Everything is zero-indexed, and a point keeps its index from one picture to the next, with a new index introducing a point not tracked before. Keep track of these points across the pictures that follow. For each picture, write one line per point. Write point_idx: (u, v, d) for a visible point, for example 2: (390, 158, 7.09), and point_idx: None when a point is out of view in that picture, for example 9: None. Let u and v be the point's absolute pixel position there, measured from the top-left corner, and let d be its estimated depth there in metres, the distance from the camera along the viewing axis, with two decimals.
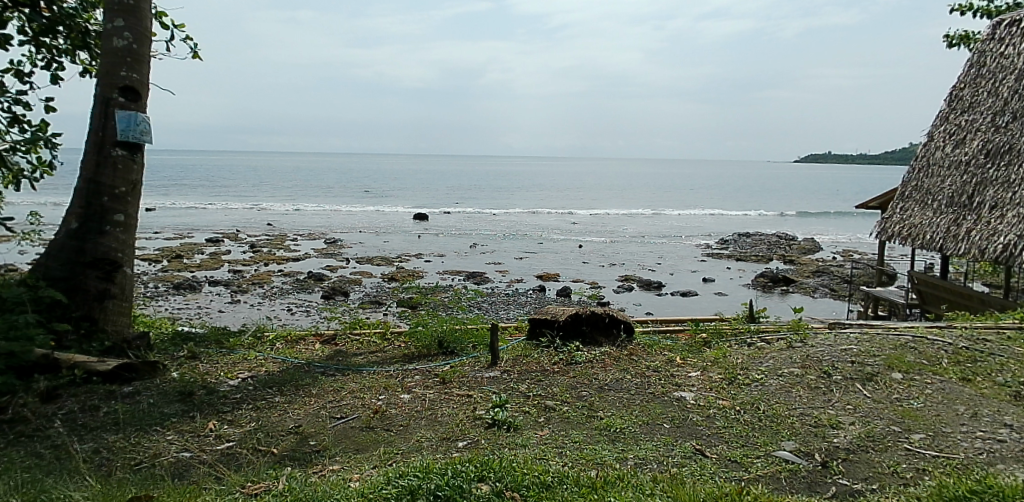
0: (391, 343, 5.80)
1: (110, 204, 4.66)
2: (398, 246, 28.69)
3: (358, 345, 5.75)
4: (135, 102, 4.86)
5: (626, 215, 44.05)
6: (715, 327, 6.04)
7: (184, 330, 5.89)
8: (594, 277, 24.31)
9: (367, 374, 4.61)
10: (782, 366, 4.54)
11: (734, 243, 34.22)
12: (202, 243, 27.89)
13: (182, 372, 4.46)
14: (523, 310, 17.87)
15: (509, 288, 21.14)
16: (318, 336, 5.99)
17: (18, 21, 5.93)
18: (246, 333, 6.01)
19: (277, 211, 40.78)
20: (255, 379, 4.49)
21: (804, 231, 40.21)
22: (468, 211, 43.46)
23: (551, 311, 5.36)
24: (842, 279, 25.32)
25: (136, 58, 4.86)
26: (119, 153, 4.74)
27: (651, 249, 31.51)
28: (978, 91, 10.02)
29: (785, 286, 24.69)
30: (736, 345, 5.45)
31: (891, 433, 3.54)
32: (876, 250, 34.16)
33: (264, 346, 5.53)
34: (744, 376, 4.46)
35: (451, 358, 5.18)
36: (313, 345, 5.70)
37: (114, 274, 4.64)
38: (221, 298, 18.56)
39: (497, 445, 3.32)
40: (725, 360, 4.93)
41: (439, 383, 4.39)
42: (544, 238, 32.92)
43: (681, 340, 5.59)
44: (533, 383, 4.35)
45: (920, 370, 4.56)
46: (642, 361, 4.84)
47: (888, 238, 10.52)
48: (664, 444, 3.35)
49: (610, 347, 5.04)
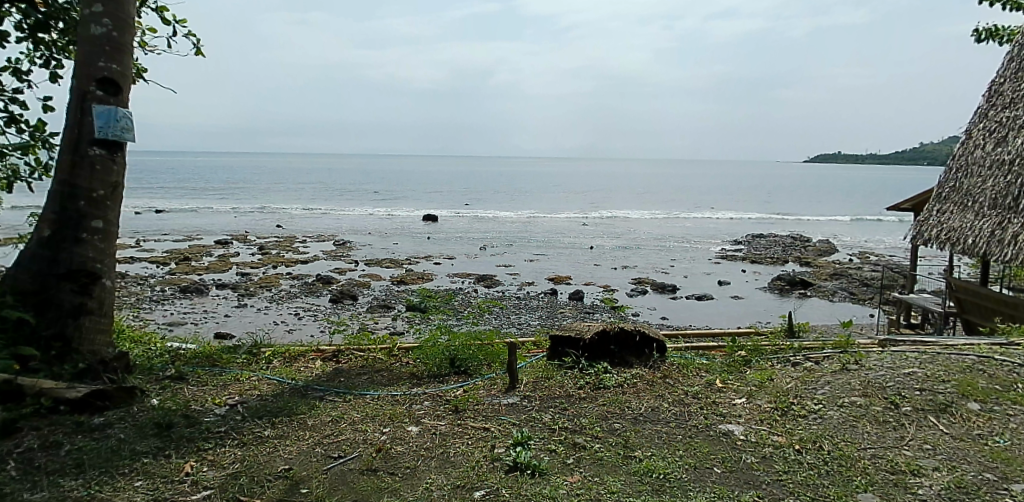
0: (398, 360, 5.28)
1: (86, 209, 4.19)
2: (407, 248, 28.22)
3: (362, 362, 5.23)
4: (116, 96, 4.40)
5: (638, 217, 43.42)
6: (754, 344, 5.49)
7: (174, 345, 5.41)
8: (607, 281, 23.73)
9: (370, 400, 4.10)
10: (841, 394, 4.00)
11: (747, 245, 33.54)
12: (210, 246, 27.59)
13: (163, 399, 3.98)
14: (536, 315, 17.36)
15: (520, 291, 20.65)
16: (319, 352, 5.49)
17: (14, 14, 5.36)
18: (241, 348, 5.51)
19: (286, 213, 40.55)
20: (245, 406, 4.00)
21: (818, 233, 39.48)
22: (477, 213, 43.04)
23: (575, 328, 4.78)
24: (861, 282, 24.61)
25: (117, 47, 4.40)
26: (97, 151, 4.27)
27: (665, 251, 30.90)
28: (1019, 85, 9.29)
29: (803, 289, 24.02)
30: (780, 365, 4.89)
31: (984, 483, 2.99)
32: (893, 251, 33.35)
33: (260, 364, 5.04)
34: (798, 406, 3.92)
35: (464, 379, 4.65)
36: (313, 363, 5.18)
37: (91, 286, 4.16)
38: (227, 302, 18.16)
39: (520, 497, 2.80)
40: (773, 384, 4.37)
41: (451, 412, 3.88)
42: (555, 240, 32.37)
43: (718, 359, 5.05)
44: (558, 413, 3.82)
45: (998, 398, 3.99)
46: (680, 386, 4.29)
47: (924, 242, 9.90)
48: (718, 497, 2.83)
49: (642, 369, 4.48)
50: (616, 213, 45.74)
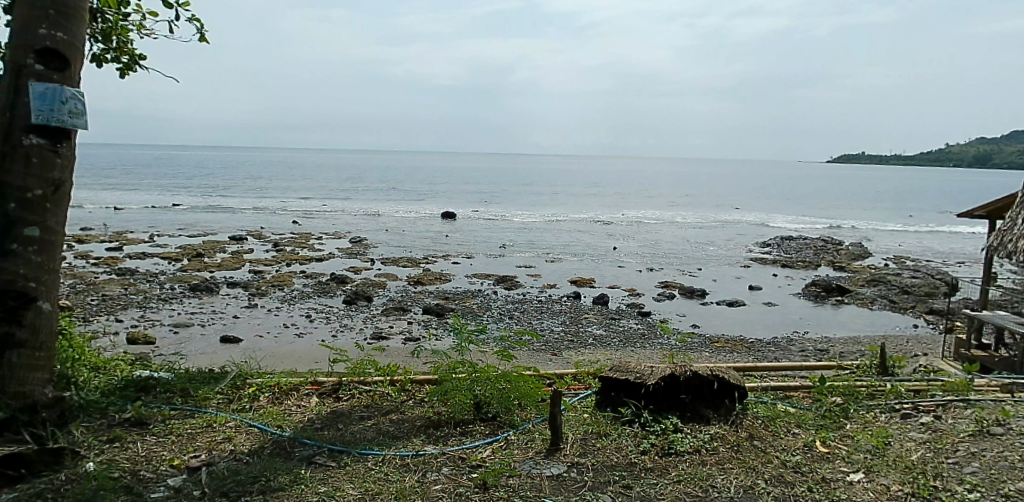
0: (413, 399, 4.32)
1: (17, 212, 3.30)
2: (424, 247, 27.35)
3: (369, 399, 4.29)
4: (61, 72, 3.49)
5: (662, 218, 42.14)
6: (848, 388, 4.52)
7: (143, 374, 4.51)
8: (632, 284, 22.62)
9: (374, 468, 3.14)
10: (1003, 478, 2.98)
11: (777, 249, 32.15)
12: (225, 242, 27.01)
13: (104, 460, 3.06)
14: (558, 320, 16.39)
15: (542, 294, 19.69)
16: (318, 384, 4.53)
17: None
18: (224, 377, 4.60)
19: (303, 209, 39.97)
20: (212, 470, 3.07)
21: (850, 237, 37.93)
22: (496, 212, 42.14)
23: (634, 368, 3.78)
24: (902, 290, 23.24)
25: (64, 11, 3.47)
26: (35, 141, 3.37)
27: (692, 254, 29.67)
28: None
29: (840, 295, 22.70)
30: (894, 424, 3.90)
31: None
32: (932, 256, 31.74)
33: (243, 403, 4.10)
34: (947, 492, 2.91)
35: (494, 433, 3.68)
36: (307, 400, 4.23)
37: (20, 313, 3.28)
38: (237, 302, 17.42)
39: None
40: (897, 454, 3.36)
41: (478, 490, 2.91)
42: (577, 240, 31.31)
43: (810, 411, 4.08)
44: (622, 495, 2.84)
45: None
46: (774, 453, 3.29)
47: (1009, 254, 8.62)
48: None
49: (724, 427, 3.48)
50: (639, 213, 44.54)
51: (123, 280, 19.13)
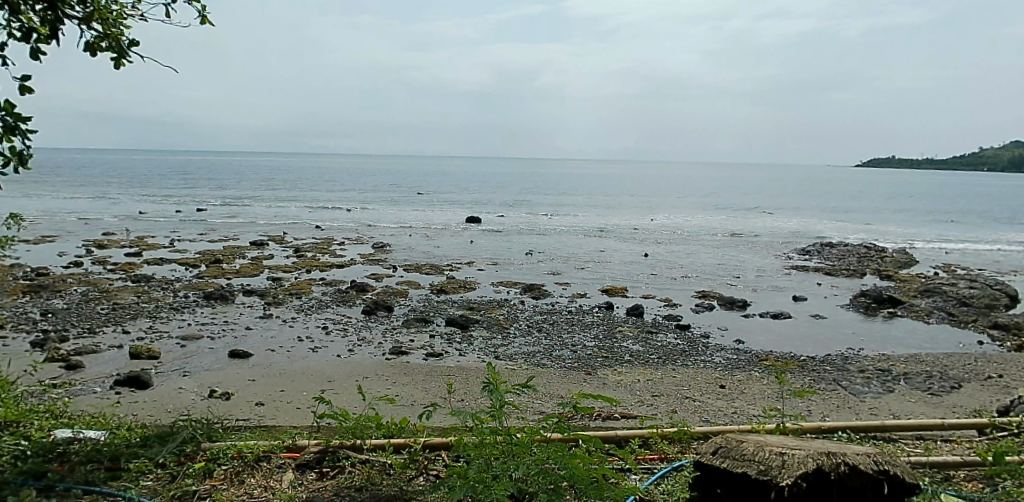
0: (426, 477, 3.16)
1: None
2: (447, 254, 26.26)
3: (360, 479, 3.12)
4: None
5: (694, 225, 40.50)
6: None
7: (69, 433, 3.39)
8: (667, 293, 21.20)
9: None
10: None
11: (818, 256, 30.38)
12: (246, 247, 26.32)
13: None
14: (590, 333, 15.13)
15: (571, 304, 18.42)
16: (297, 451, 3.39)
17: None
18: (176, 434, 3.47)
19: (326, 215, 39.33)
20: None
21: (893, 244, 35.81)
22: (521, 217, 41.07)
23: (750, 448, 2.81)
24: (959, 301, 21.38)
25: None
26: None
27: (727, 261, 28.16)
28: None
29: (892, 307, 20.93)
30: None
31: None
32: (986, 265, 29.60)
33: (185, 484, 2.95)
34: None
35: None
36: (276, 481, 3.06)
37: None
38: (252, 311, 16.49)
39: None
40: None
41: None
42: (606, 247, 29.95)
43: None
44: None
45: None
46: None
47: None
48: None
49: None
50: (670, 220, 42.92)
51: (137, 287, 18.32)
